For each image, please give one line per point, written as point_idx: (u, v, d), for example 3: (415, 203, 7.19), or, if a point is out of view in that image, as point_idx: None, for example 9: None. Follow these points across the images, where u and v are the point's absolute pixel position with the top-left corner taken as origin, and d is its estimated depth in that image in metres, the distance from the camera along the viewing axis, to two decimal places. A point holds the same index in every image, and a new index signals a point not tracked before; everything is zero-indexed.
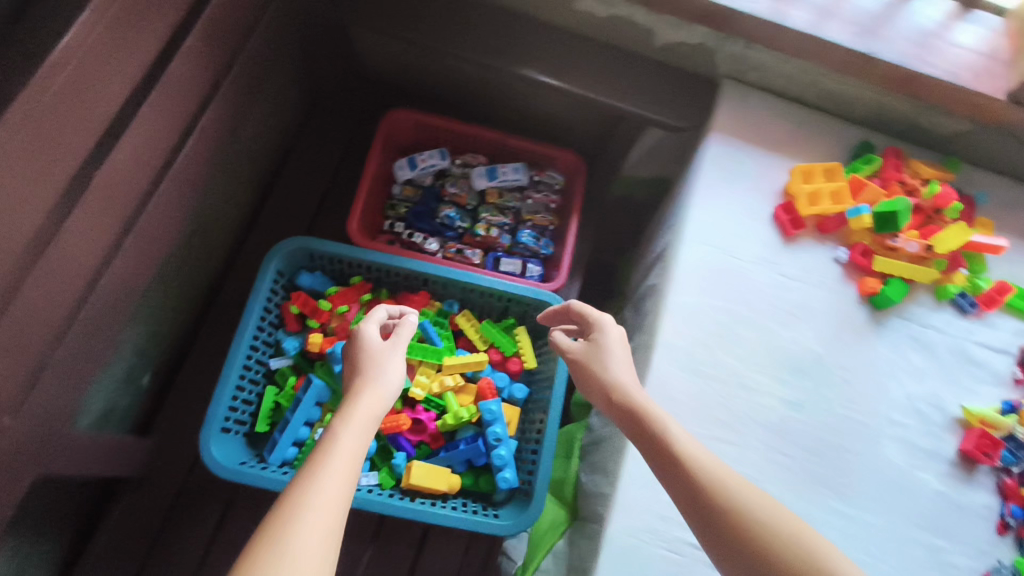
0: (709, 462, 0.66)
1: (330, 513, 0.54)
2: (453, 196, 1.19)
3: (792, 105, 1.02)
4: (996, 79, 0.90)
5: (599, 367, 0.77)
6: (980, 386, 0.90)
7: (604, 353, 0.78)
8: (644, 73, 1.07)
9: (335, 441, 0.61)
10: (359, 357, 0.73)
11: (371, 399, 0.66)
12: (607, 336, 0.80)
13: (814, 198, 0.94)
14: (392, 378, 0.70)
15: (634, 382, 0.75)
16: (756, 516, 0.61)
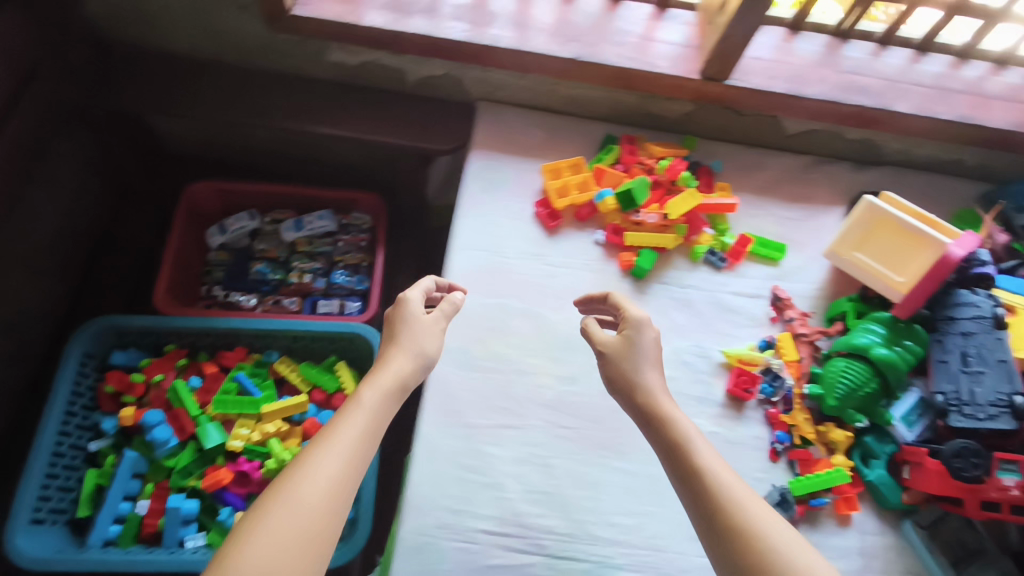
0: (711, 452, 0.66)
1: (327, 489, 0.58)
2: (264, 252, 1.24)
3: (542, 116, 1.13)
4: (690, 63, 1.01)
5: (635, 367, 0.73)
6: (738, 330, 0.99)
7: (641, 348, 0.75)
8: (408, 107, 1.15)
9: (345, 418, 0.64)
10: (399, 329, 0.76)
11: (387, 378, 0.70)
12: (639, 325, 0.76)
13: (563, 190, 1.03)
14: (421, 349, 0.74)
15: (662, 387, 0.72)
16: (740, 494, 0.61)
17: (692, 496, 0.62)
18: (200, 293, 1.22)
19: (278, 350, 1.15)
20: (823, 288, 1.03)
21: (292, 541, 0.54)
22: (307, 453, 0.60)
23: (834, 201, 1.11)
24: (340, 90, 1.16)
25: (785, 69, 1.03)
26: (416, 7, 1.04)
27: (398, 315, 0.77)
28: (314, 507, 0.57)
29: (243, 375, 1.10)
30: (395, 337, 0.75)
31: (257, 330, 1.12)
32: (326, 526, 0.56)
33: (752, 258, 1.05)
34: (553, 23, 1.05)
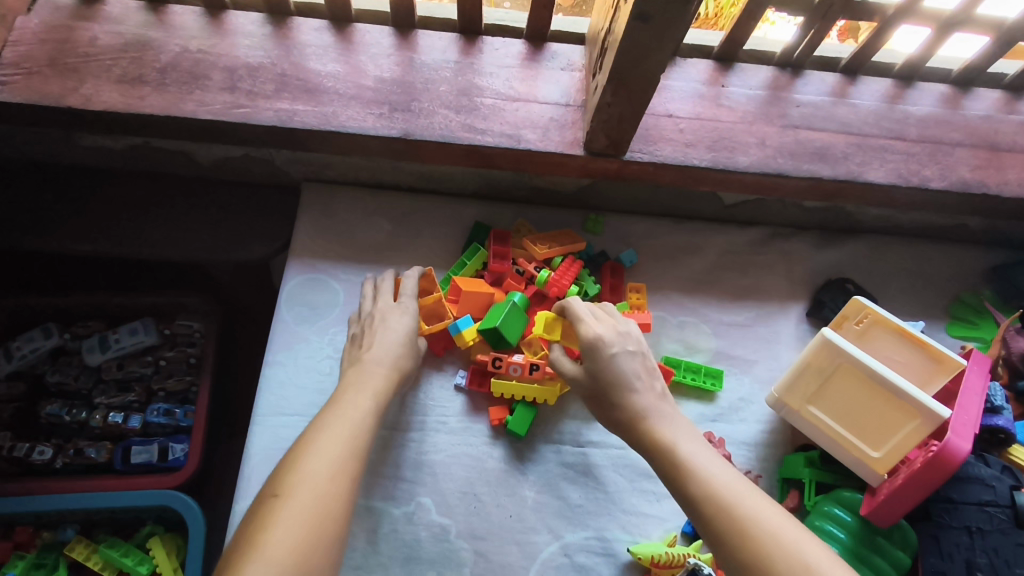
0: (711, 461, 0.55)
1: (337, 471, 0.52)
2: (60, 384, 0.97)
3: (390, 198, 0.84)
4: (569, 130, 0.72)
5: (607, 389, 0.63)
6: (655, 507, 0.72)
7: (605, 366, 0.63)
8: (213, 198, 0.86)
9: (342, 411, 0.58)
10: (371, 329, 0.68)
11: (379, 376, 0.63)
12: (590, 338, 0.64)
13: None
14: (400, 352, 0.67)
15: (648, 399, 0.61)
16: (755, 513, 0.50)
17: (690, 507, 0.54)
18: None
19: (77, 523, 0.89)
20: (775, 431, 0.75)
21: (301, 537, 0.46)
22: (312, 438, 0.55)
23: (793, 294, 0.82)
24: (121, 179, 0.87)
25: (708, 131, 0.72)
26: (167, 76, 0.73)
27: (378, 321, 0.69)
28: (330, 498, 0.50)
29: (15, 572, 0.84)
30: (377, 339, 0.67)
31: (37, 508, 0.85)
32: (338, 514, 0.49)
33: (678, 392, 0.76)
34: (377, 83, 0.74)
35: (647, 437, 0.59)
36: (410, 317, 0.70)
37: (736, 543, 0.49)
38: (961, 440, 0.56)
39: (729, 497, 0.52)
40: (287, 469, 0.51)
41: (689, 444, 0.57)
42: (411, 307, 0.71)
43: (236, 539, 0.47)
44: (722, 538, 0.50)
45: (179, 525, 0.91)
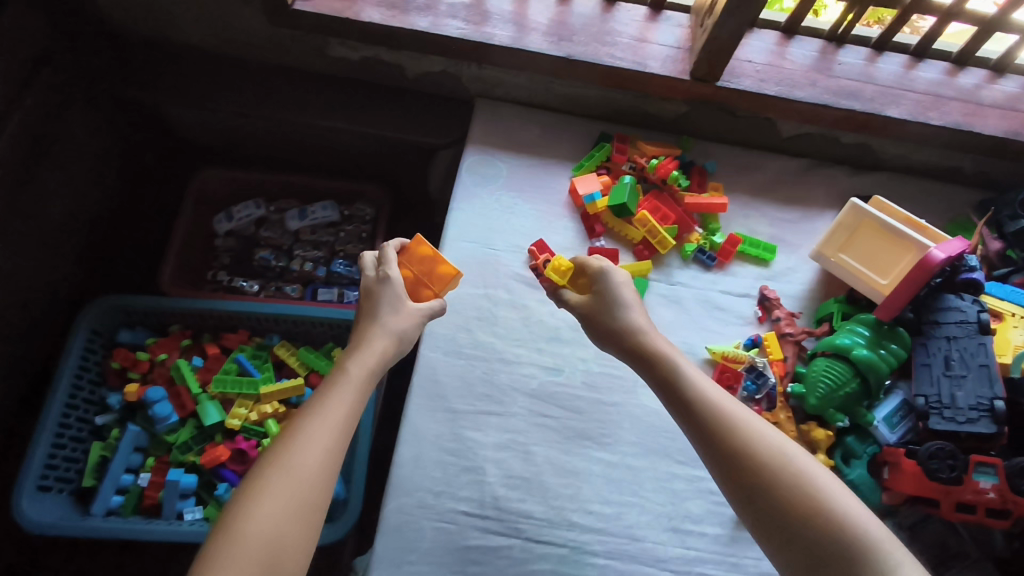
0: (695, 375, 0.72)
1: (313, 451, 0.62)
2: (268, 239, 1.28)
3: (538, 112, 1.15)
4: (680, 64, 1.04)
5: (610, 312, 0.80)
6: (726, 327, 1.01)
7: (612, 292, 0.81)
8: (408, 102, 1.18)
9: (332, 397, 0.67)
10: (370, 304, 0.78)
11: (370, 355, 0.73)
12: (607, 275, 0.83)
13: (412, 287, 0.85)
14: (399, 323, 0.77)
15: (648, 325, 0.79)
16: (733, 411, 0.67)
17: (690, 419, 0.69)
18: (206, 276, 1.26)
19: (278, 334, 1.19)
20: (811, 288, 1.04)
21: (278, 512, 0.58)
22: (302, 425, 0.64)
23: (829, 204, 1.12)
24: (344, 85, 1.19)
25: (776, 73, 1.05)
26: (407, 5, 1.06)
27: (378, 294, 0.78)
28: (303, 474, 0.61)
29: (243, 356, 1.14)
30: (376, 313, 0.77)
31: (259, 314, 1.17)
32: (317, 491, 0.61)
33: (742, 257, 1.06)
34: (548, 24, 1.07)
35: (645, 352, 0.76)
36: (400, 289, 0.79)
37: (715, 434, 0.66)
38: (938, 251, 0.86)
39: (714, 400, 0.68)
40: (275, 453, 0.62)
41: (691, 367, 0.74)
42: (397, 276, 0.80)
43: (231, 499, 0.60)
44: (706, 425, 0.67)
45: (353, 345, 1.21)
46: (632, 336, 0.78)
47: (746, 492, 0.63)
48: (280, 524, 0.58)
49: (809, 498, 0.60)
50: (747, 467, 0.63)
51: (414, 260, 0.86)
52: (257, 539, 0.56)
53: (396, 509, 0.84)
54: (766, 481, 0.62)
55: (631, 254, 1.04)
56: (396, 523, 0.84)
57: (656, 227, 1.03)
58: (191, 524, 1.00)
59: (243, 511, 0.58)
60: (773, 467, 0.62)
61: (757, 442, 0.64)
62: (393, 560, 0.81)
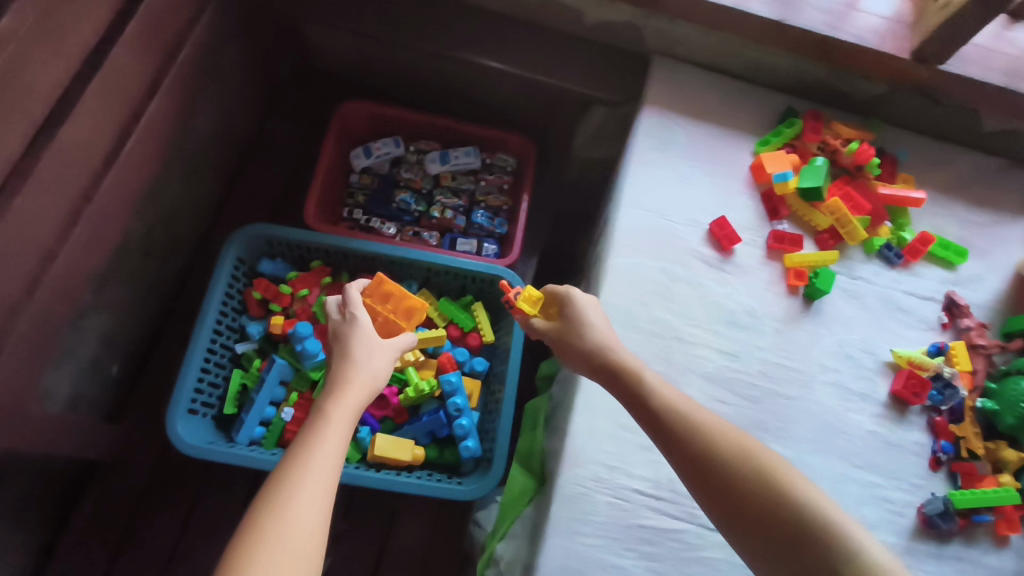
0: (666, 388, 0.72)
1: (308, 484, 0.61)
2: (408, 181, 1.23)
3: (721, 77, 1.07)
4: (900, 41, 0.96)
5: (577, 333, 0.80)
6: (908, 331, 0.96)
7: (578, 315, 0.82)
8: (581, 52, 1.10)
9: (326, 431, 0.66)
10: (346, 345, 0.79)
11: (354, 390, 0.73)
12: (572, 297, 0.83)
13: (385, 327, 0.93)
14: (374, 365, 0.77)
15: (614, 343, 0.78)
16: (710, 422, 0.67)
17: (671, 441, 0.67)
18: (342, 214, 1.23)
19: (417, 281, 1.17)
20: (1000, 300, 0.98)
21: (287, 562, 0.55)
22: (294, 459, 0.63)
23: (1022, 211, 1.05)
24: (512, 26, 1.11)
25: (1001, 62, 0.96)
26: None
27: (347, 336, 0.80)
28: (303, 520, 0.58)
29: None
30: (349, 350, 0.78)
31: (401, 259, 1.13)
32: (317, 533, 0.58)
33: (928, 258, 1.00)
34: None
35: (617, 370, 0.75)
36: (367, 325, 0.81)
37: (694, 450, 0.66)
38: None
39: (692, 414, 0.68)
40: (274, 491, 0.60)
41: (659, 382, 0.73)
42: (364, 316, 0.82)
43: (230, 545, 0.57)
44: (683, 440, 0.67)
45: (491, 301, 1.18)
46: (600, 355, 0.77)
47: (733, 511, 0.62)
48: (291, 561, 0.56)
49: (796, 505, 0.60)
50: (730, 484, 0.63)
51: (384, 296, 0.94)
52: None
53: (573, 478, 0.83)
54: (755, 493, 0.61)
55: (814, 242, 0.98)
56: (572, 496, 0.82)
57: (848, 215, 0.96)
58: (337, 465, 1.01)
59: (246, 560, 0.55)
60: (759, 477, 0.62)
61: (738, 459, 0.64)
62: (569, 531, 0.80)
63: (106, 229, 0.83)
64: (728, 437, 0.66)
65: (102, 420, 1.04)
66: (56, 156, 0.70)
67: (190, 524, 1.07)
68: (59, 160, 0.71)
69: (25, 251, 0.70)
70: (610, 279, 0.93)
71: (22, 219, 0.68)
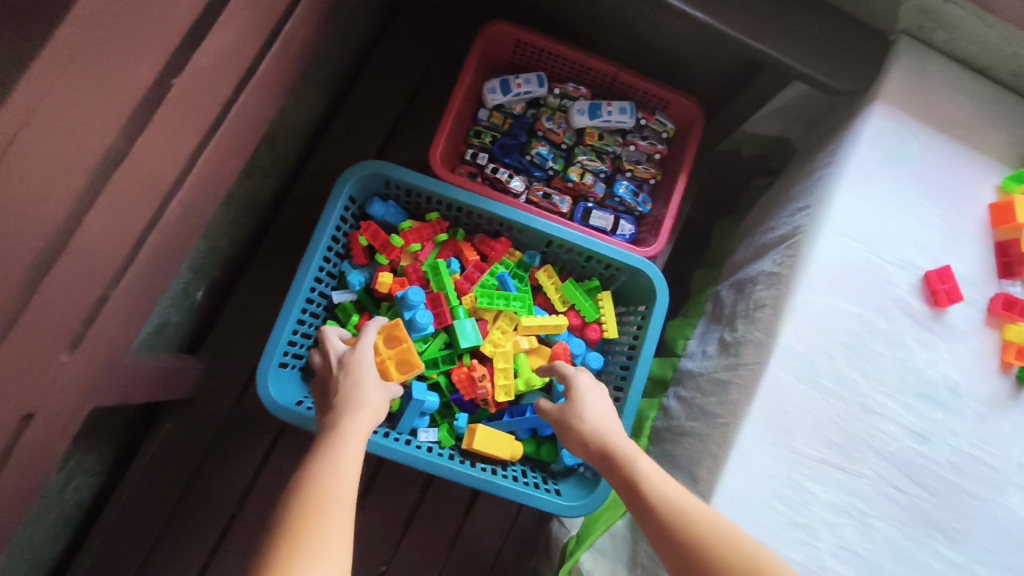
0: (663, 480, 0.68)
1: (333, 501, 0.56)
2: (548, 131, 1.05)
3: (974, 81, 0.86)
4: None
5: (574, 417, 0.77)
6: None
7: (579, 397, 0.80)
8: (808, 14, 0.87)
9: (340, 450, 0.62)
10: (355, 369, 0.74)
11: (364, 415, 0.68)
12: (577, 383, 0.81)
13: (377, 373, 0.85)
14: (377, 388, 0.73)
15: (611, 425, 0.76)
16: (699, 516, 0.64)
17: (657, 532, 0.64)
18: (465, 157, 1.06)
19: (538, 253, 1.01)
20: None
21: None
22: (312, 474, 0.59)
23: None
24: None
25: None
26: None
27: (353, 363, 0.75)
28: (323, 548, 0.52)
29: (506, 272, 0.97)
30: (356, 374, 0.74)
31: (530, 228, 0.97)
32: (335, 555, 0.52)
33: None
34: None
35: (614, 461, 0.72)
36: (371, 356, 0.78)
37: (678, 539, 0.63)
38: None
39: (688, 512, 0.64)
40: (298, 508, 0.55)
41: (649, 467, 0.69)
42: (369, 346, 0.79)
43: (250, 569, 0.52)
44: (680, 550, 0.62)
45: (617, 290, 1.04)
46: (598, 441, 0.74)
47: None
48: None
49: None
50: None
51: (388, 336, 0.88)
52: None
53: None
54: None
55: None
56: None
57: None
58: (431, 452, 0.90)
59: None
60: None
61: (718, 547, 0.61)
62: None
63: (228, 160, 0.69)
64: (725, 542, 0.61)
65: (182, 350, 0.95)
66: (190, 82, 0.55)
67: (263, 470, 1.01)
68: (195, 81, 0.55)
69: (140, 201, 0.56)
70: (796, 318, 0.78)
71: (143, 162, 0.53)
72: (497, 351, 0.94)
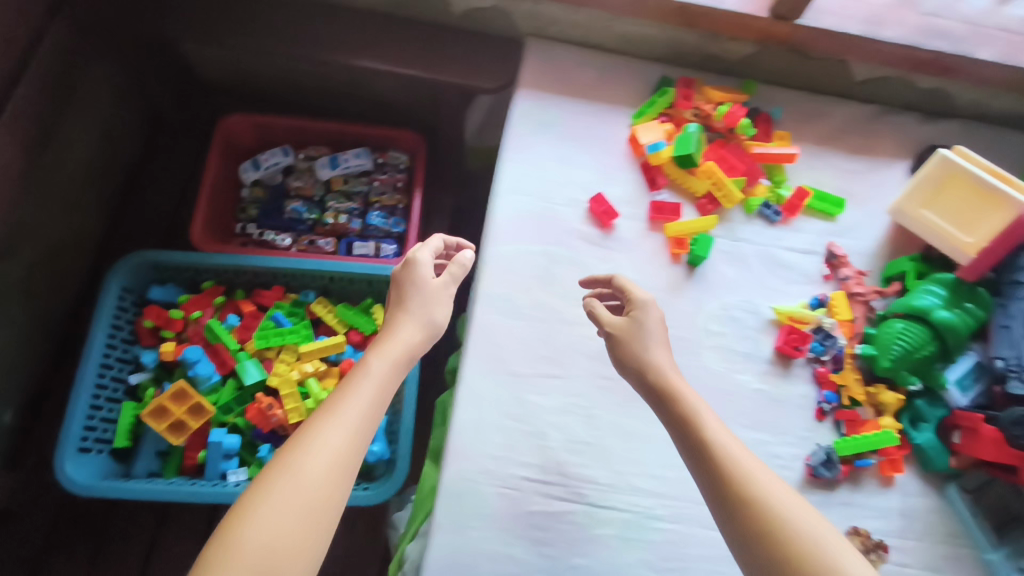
0: (726, 438, 0.65)
1: (343, 455, 0.58)
2: (298, 189, 1.22)
3: (594, 53, 1.07)
4: (758, 0, 0.95)
5: (640, 343, 0.74)
6: (790, 286, 0.96)
7: (643, 326, 0.75)
8: (456, 39, 1.09)
9: (357, 388, 0.63)
10: (406, 296, 0.73)
11: (400, 340, 0.69)
12: (640, 302, 0.77)
13: (175, 425, 0.98)
14: (420, 316, 0.72)
15: (670, 363, 0.73)
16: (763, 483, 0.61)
17: (704, 471, 0.64)
18: (235, 230, 1.20)
19: (313, 291, 1.14)
20: (881, 246, 0.98)
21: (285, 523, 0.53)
22: (335, 415, 0.60)
23: (899, 154, 1.04)
24: (384, 21, 1.10)
25: (859, 10, 0.95)
26: None
27: (405, 290, 0.74)
28: (308, 488, 0.56)
29: (280, 312, 1.10)
30: (404, 303, 0.73)
31: (293, 270, 1.10)
32: (323, 509, 0.56)
33: (808, 213, 1.00)
34: None
35: (668, 397, 0.70)
36: (434, 277, 0.76)
37: (739, 488, 0.61)
38: None
39: (757, 489, 0.60)
40: (296, 444, 0.58)
41: (712, 421, 0.67)
42: (430, 263, 0.77)
43: (239, 499, 0.56)
44: (744, 523, 0.60)
45: None
46: (657, 375, 0.71)
47: (756, 557, 0.58)
48: (295, 535, 0.54)
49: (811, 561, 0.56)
50: (753, 549, 0.58)
51: (180, 394, 0.98)
52: (264, 546, 0.52)
53: (460, 472, 0.82)
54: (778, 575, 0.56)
55: (694, 209, 0.98)
56: (459, 493, 0.81)
57: (720, 181, 0.97)
58: (238, 485, 0.97)
59: (247, 514, 0.54)
60: (780, 550, 0.57)
61: (778, 515, 0.59)
62: (459, 527, 0.79)
63: None
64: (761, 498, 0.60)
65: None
66: None
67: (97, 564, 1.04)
68: None
69: None
70: (491, 268, 0.93)
71: None
72: (280, 379, 1.04)
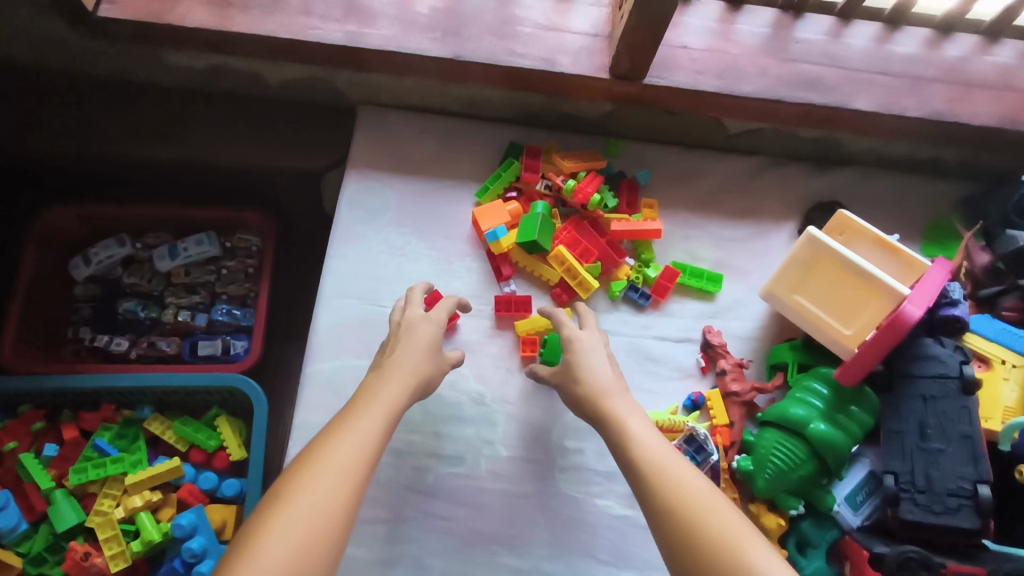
0: (656, 448, 0.62)
1: (344, 477, 0.57)
2: (134, 286, 1.09)
3: (433, 120, 0.94)
4: (596, 58, 0.82)
5: (570, 375, 0.71)
6: (663, 384, 0.83)
7: (575, 354, 0.72)
8: (282, 115, 0.96)
9: (352, 417, 0.62)
10: (407, 340, 0.72)
11: (394, 375, 0.68)
12: (566, 331, 0.74)
13: None
14: (424, 362, 0.70)
15: (613, 382, 0.69)
16: (680, 488, 0.57)
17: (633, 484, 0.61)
18: (68, 335, 1.08)
19: (150, 404, 1.01)
20: (763, 328, 0.86)
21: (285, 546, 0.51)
22: (328, 441, 0.59)
23: (784, 215, 0.92)
24: (199, 98, 0.96)
25: (718, 61, 0.82)
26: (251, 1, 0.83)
27: (405, 337, 0.72)
28: (311, 511, 0.53)
29: (103, 439, 0.97)
30: (405, 350, 0.71)
31: (122, 386, 0.97)
32: (324, 532, 0.53)
33: (682, 292, 0.88)
34: (430, 12, 0.84)
35: (600, 418, 0.67)
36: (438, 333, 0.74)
37: (654, 498, 0.58)
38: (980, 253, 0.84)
39: (682, 499, 0.56)
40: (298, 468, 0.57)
41: (641, 433, 0.64)
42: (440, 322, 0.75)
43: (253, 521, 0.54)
44: (666, 532, 0.56)
45: (242, 409, 1.04)
46: (589, 399, 0.69)
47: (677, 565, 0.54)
48: (294, 559, 0.51)
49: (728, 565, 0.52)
50: (677, 556, 0.55)
51: None
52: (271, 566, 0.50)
53: None
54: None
55: (549, 299, 0.86)
56: None
57: (573, 266, 0.84)
58: None
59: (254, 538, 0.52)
60: (700, 554, 0.53)
61: (699, 521, 0.55)
62: None
63: None
64: (682, 505, 0.56)
65: None
66: None
67: None
68: None
69: None
70: (310, 392, 0.79)
71: None
72: (99, 519, 0.90)
